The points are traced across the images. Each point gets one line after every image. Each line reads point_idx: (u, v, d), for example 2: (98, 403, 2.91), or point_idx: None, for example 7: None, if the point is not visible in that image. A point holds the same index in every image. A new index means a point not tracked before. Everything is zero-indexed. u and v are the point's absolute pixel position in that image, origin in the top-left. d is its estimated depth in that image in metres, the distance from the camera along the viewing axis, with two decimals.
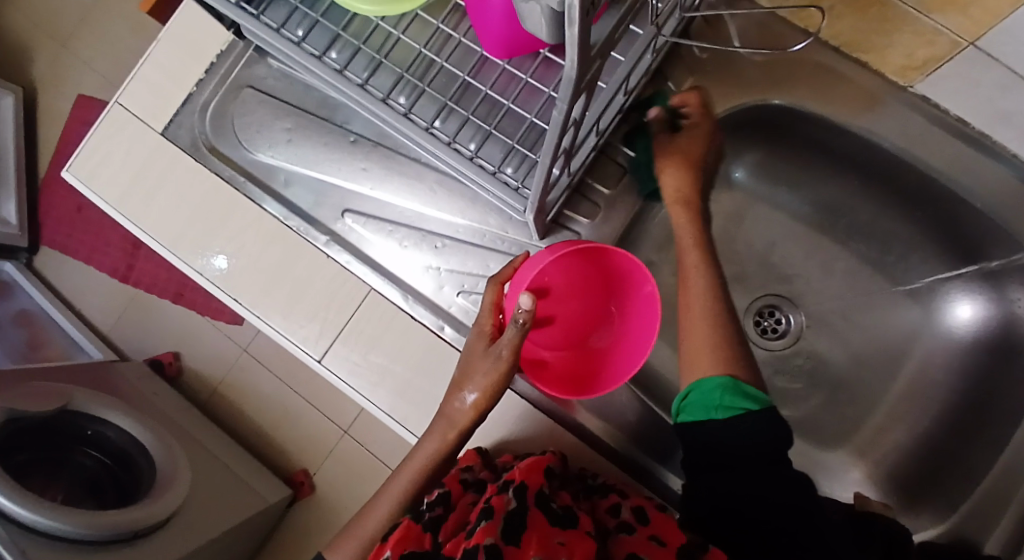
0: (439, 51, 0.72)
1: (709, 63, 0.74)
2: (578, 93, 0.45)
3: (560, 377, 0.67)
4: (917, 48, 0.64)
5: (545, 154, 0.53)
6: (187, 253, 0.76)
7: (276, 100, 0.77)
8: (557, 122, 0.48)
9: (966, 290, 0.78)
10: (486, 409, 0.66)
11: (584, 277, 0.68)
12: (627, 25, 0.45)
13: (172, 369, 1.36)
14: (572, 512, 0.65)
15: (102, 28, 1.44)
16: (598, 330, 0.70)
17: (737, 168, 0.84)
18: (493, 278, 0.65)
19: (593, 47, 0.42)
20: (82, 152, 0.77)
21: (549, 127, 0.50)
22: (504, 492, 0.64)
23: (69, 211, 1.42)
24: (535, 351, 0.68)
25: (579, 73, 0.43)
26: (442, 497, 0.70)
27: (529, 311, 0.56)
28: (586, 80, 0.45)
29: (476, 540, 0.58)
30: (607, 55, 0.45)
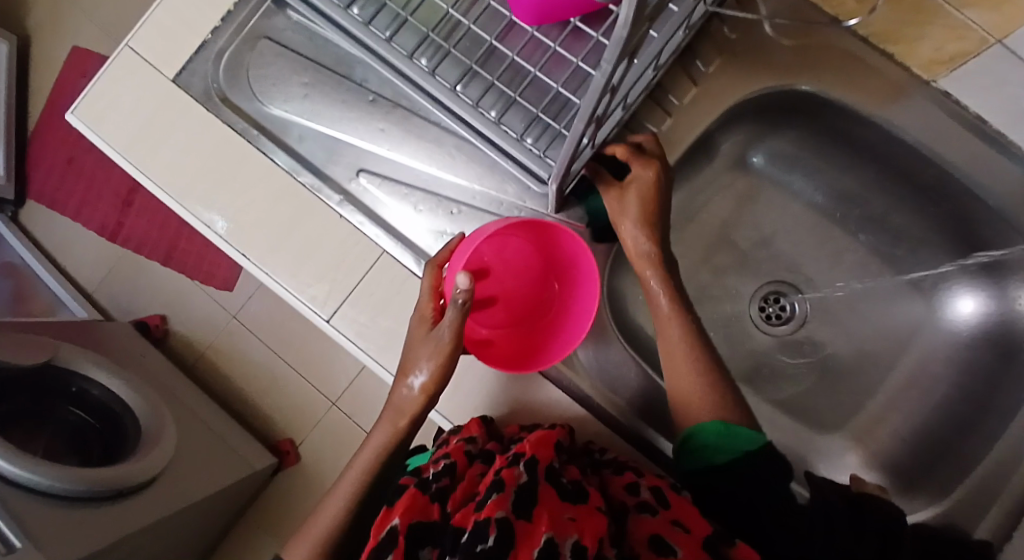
0: (466, 12, 0.71)
1: (738, 43, 0.73)
2: (622, 57, 0.45)
3: (508, 353, 0.69)
4: (947, 40, 0.66)
5: (579, 120, 0.52)
6: (193, 203, 0.74)
7: (295, 54, 0.75)
8: (597, 87, 0.47)
9: (970, 287, 0.79)
10: (436, 394, 0.68)
11: (525, 257, 0.71)
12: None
13: (159, 332, 1.33)
14: (581, 488, 0.64)
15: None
16: (541, 306, 0.72)
17: (756, 153, 0.83)
18: (430, 262, 0.67)
19: (645, 9, 0.42)
20: (89, 94, 0.75)
21: (588, 91, 0.49)
22: (514, 466, 0.62)
23: (58, 164, 1.38)
24: (482, 334, 0.70)
25: (629, 34, 0.42)
26: (450, 467, 0.66)
27: (467, 288, 0.58)
28: (631, 44, 0.44)
29: (486, 512, 0.56)
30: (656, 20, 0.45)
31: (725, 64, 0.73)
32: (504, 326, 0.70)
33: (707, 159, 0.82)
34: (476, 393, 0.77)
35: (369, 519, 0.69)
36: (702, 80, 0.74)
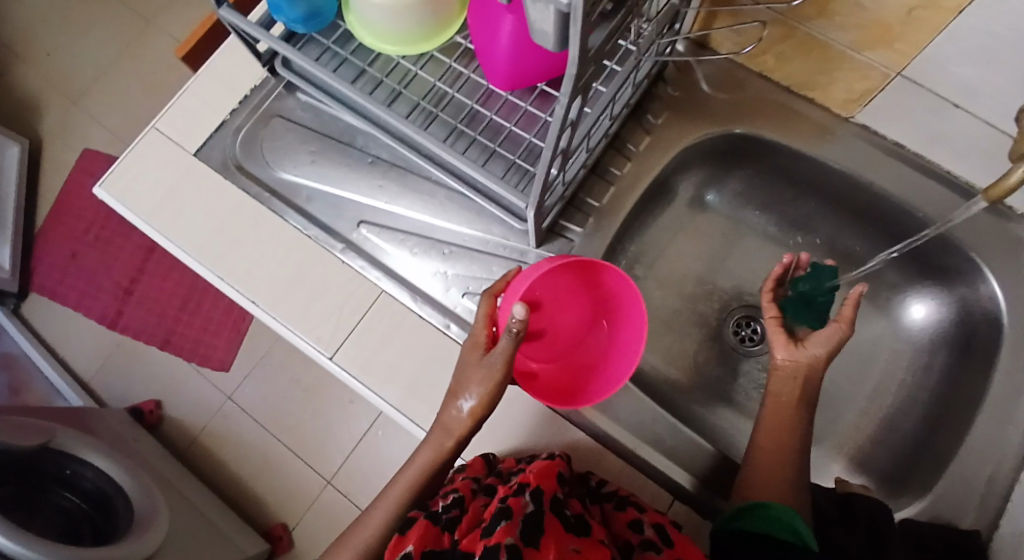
0: (451, 84, 0.83)
1: (681, 99, 0.85)
2: (575, 94, 0.53)
3: (554, 386, 0.71)
4: (856, 81, 0.77)
5: (547, 151, 0.60)
6: (209, 258, 0.81)
7: (303, 128, 0.85)
8: (558, 120, 0.55)
9: (925, 295, 0.88)
10: (483, 417, 0.68)
11: (576, 292, 0.73)
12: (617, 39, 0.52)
13: (154, 417, 1.35)
14: (585, 520, 0.64)
15: (119, 91, 1.61)
16: (585, 342, 0.74)
17: (711, 192, 0.94)
18: (486, 291, 0.68)
19: (589, 52, 0.50)
20: (117, 170, 0.84)
21: (551, 125, 0.57)
22: (520, 495, 0.63)
23: (63, 259, 1.47)
24: (527, 364, 0.72)
25: (578, 71, 0.50)
26: (458, 500, 0.67)
27: (521, 320, 0.58)
28: (583, 80, 0.53)
29: (495, 538, 0.57)
30: (601, 62, 0.52)
31: (673, 116, 0.85)
32: (550, 360, 0.73)
33: (668, 201, 0.92)
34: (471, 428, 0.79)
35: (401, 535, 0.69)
36: (657, 129, 0.85)
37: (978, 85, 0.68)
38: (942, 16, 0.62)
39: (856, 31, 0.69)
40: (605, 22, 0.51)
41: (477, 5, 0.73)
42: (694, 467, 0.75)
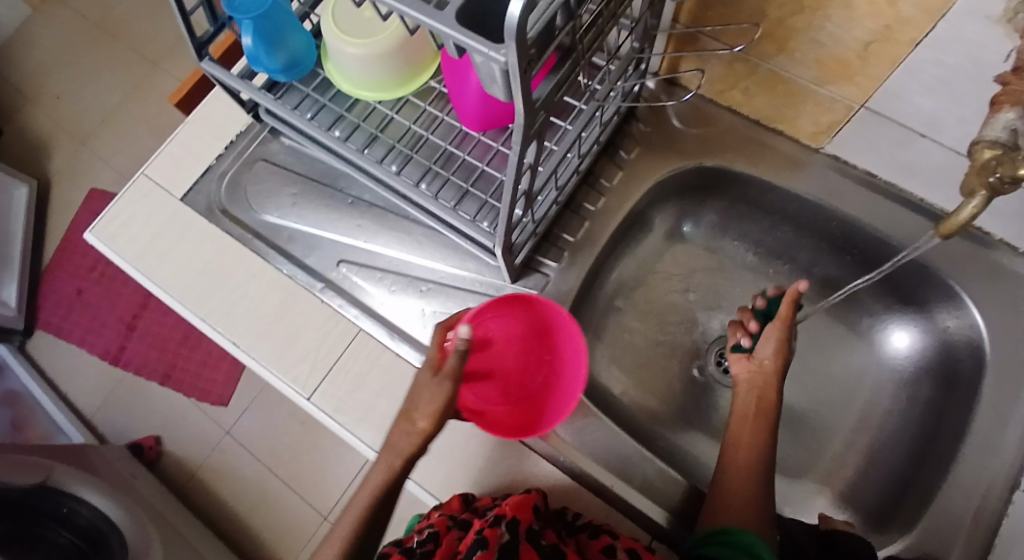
0: (426, 127, 0.85)
1: (652, 135, 0.87)
2: (527, 141, 0.56)
3: (504, 422, 0.71)
4: (820, 115, 0.78)
5: (507, 193, 0.62)
6: (192, 300, 0.83)
7: (286, 171, 0.88)
8: (513, 166, 0.58)
9: (905, 325, 0.87)
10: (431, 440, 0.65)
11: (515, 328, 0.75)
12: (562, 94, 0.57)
13: (152, 453, 1.37)
14: (560, 550, 0.65)
15: (124, 134, 1.68)
16: (526, 379, 0.75)
17: (687, 223, 0.94)
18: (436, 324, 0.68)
19: (536, 102, 0.53)
20: (107, 216, 0.87)
21: (508, 170, 0.59)
22: (496, 525, 0.64)
23: (68, 297, 1.51)
24: (474, 403, 0.71)
25: (527, 120, 0.53)
26: (431, 534, 0.67)
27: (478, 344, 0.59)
28: (533, 128, 0.56)
29: None
30: (549, 112, 0.56)
31: (645, 151, 0.87)
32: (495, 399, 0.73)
33: (644, 232, 0.93)
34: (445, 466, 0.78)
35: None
36: (628, 164, 0.86)
37: (940, 116, 0.68)
38: (900, 49, 0.65)
39: (817, 66, 0.71)
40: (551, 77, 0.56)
41: (446, 58, 0.77)
42: (672, 503, 0.74)
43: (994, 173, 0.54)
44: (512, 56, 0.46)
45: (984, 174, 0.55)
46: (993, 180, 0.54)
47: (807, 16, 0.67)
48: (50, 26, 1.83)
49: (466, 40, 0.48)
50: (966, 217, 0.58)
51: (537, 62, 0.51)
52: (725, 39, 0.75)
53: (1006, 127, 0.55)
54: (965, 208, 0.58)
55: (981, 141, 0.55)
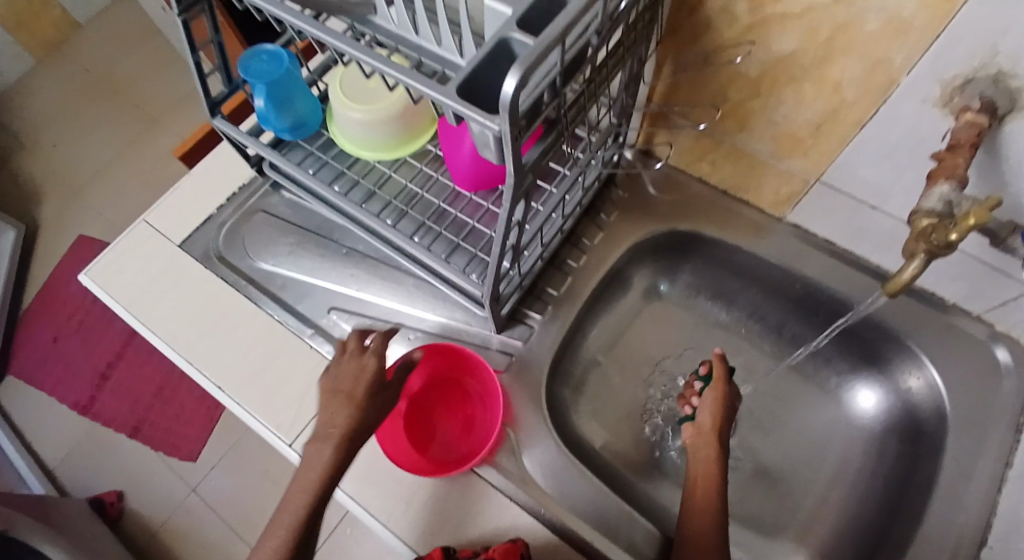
0: (422, 185, 0.90)
1: (629, 200, 0.94)
2: (517, 200, 0.62)
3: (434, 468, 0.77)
4: (781, 185, 0.86)
5: (497, 245, 0.67)
6: (181, 345, 0.84)
7: (285, 222, 0.92)
8: (503, 221, 0.63)
9: (870, 384, 0.91)
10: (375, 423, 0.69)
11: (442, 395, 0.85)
12: (550, 158, 0.63)
13: (114, 510, 1.32)
14: None
15: (119, 189, 1.73)
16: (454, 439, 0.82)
17: (663, 282, 0.99)
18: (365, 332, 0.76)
19: (524, 165, 0.60)
20: (103, 260, 0.89)
21: (498, 226, 0.65)
22: None
23: (43, 344, 1.49)
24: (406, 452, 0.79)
25: (517, 181, 0.59)
26: None
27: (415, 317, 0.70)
28: (522, 188, 0.61)
29: None
30: (538, 173, 0.62)
31: (624, 214, 0.93)
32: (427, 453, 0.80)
33: (623, 289, 0.97)
34: (427, 517, 0.76)
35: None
36: (608, 226, 0.92)
37: (888, 187, 0.76)
38: (846, 128, 0.73)
39: (773, 142, 0.80)
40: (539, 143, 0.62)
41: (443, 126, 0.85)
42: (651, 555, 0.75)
43: (932, 237, 0.61)
44: (505, 126, 0.52)
45: (923, 237, 0.61)
46: (932, 243, 0.61)
47: (763, 100, 0.76)
48: (61, 92, 1.94)
49: (465, 110, 0.55)
50: (908, 278, 0.64)
51: (526, 132, 0.57)
52: (691, 117, 0.84)
53: (941, 200, 0.62)
54: (907, 269, 0.64)
55: (919, 212, 0.64)
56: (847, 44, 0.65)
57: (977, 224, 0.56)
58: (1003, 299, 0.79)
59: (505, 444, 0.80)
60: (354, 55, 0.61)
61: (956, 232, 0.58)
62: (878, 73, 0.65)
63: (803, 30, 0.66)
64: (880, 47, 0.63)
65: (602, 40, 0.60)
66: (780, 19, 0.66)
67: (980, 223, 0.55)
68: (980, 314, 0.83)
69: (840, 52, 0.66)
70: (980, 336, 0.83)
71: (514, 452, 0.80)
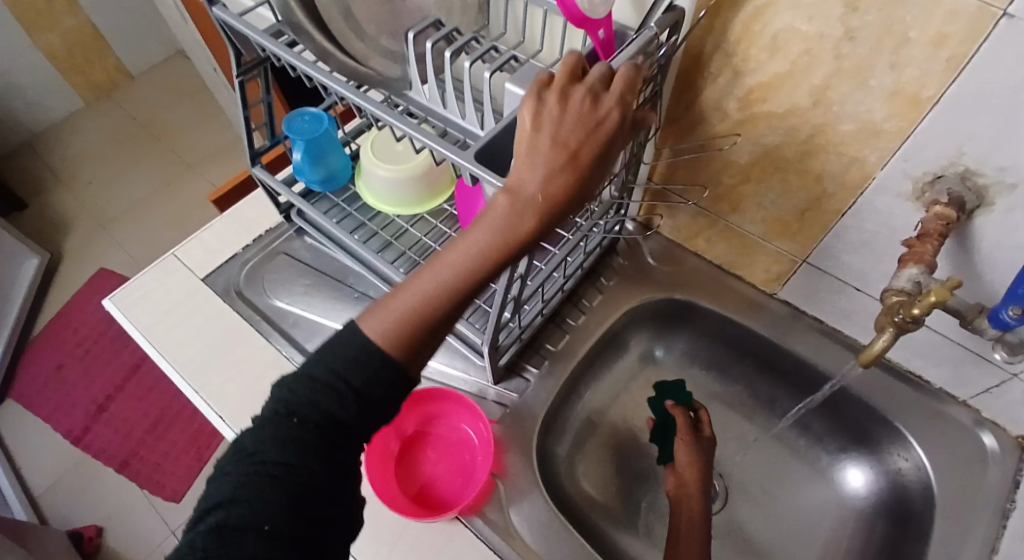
0: (436, 239, 0.94)
1: (628, 268, 0.99)
2: None
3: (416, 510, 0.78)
4: (771, 264, 0.91)
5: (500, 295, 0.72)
6: (191, 373, 0.87)
7: (304, 265, 0.97)
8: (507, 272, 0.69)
9: (859, 463, 0.92)
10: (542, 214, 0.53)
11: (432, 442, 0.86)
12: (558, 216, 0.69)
13: (91, 545, 1.30)
14: None
15: (144, 227, 1.81)
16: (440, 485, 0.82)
17: (658, 348, 1.03)
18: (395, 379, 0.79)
19: None
20: (129, 287, 0.94)
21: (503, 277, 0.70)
22: None
23: (48, 370, 1.52)
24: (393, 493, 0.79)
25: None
26: None
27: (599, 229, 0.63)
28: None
29: None
30: None
31: (622, 281, 0.98)
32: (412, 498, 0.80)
33: (620, 352, 1.00)
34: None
35: (390, 396, 0.53)
36: (607, 290, 0.97)
37: (869, 274, 0.81)
38: (828, 217, 0.79)
39: (762, 224, 0.86)
40: None
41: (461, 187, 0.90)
42: None
43: (899, 313, 0.66)
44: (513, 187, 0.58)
45: (890, 313, 0.67)
46: (898, 319, 0.66)
47: (752, 187, 0.83)
48: (106, 135, 2.08)
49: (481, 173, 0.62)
50: (879, 349, 0.68)
51: None
52: (688, 195, 0.91)
53: (910, 280, 0.67)
54: (877, 342, 0.69)
55: (890, 290, 0.68)
56: (825, 144, 0.73)
57: (939, 301, 0.62)
58: (987, 385, 0.82)
59: (494, 498, 0.81)
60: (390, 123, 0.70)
61: (919, 308, 0.64)
62: (855, 169, 0.73)
63: (788, 127, 0.74)
64: (855, 146, 0.71)
65: None
66: (768, 116, 0.74)
67: (940, 300, 0.62)
68: (966, 399, 0.86)
69: (820, 149, 0.73)
70: (965, 421, 0.86)
71: (502, 505, 0.81)
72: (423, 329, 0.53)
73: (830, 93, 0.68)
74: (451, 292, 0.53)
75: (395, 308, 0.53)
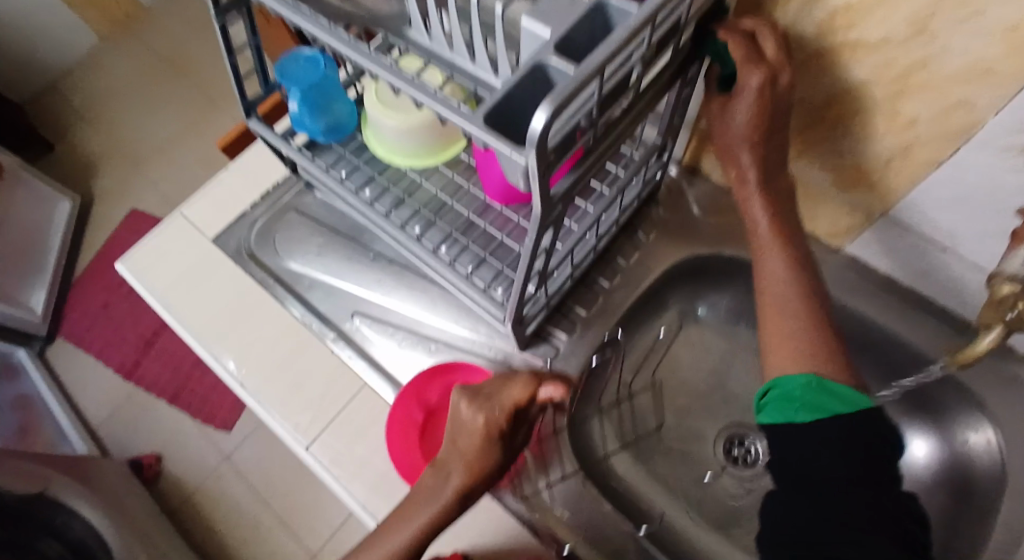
0: (452, 194, 0.87)
1: (672, 219, 0.88)
2: (544, 229, 0.57)
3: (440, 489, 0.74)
4: (839, 216, 0.79)
5: (521, 276, 0.64)
6: (210, 340, 0.85)
7: (315, 221, 0.91)
8: (527, 250, 0.59)
9: (919, 429, 0.83)
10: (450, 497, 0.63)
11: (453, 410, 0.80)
12: (586, 181, 0.58)
13: (152, 471, 1.39)
14: None
15: (175, 167, 1.83)
16: None
17: (700, 307, 0.94)
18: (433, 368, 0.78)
19: (555, 195, 0.54)
20: (139, 248, 0.90)
21: (524, 253, 0.61)
22: None
23: (93, 308, 1.60)
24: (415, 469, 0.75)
25: (544, 214, 0.55)
26: None
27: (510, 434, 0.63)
28: (550, 219, 0.57)
29: None
30: (568, 202, 0.57)
31: (662, 235, 0.88)
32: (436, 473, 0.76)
33: (658, 312, 0.92)
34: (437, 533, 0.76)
35: None
36: (646, 246, 0.87)
37: (960, 233, 0.69)
38: (916, 167, 0.66)
39: (836, 171, 0.73)
40: (572, 170, 0.56)
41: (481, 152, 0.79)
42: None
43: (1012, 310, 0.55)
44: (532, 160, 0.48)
45: (999, 310, 0.56)
46: (1009, 316, 0.56)
47: (825, 129, 0.69)
48: (126, 64, 2.02)
49: (493, 143, 0.50)
50: (982, 349, 0.61)
51: (557, 164, 0.52)
52: None
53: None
54: (982, 340, 0.61)
55: (1000, 276, 0.55)
56: (923, 82, 0.58)
57: None
58: None
59: (523, 470, 0.78)
60: (385, 76, 0.57)
61: None
62: (955, 115, 0.58)
63: (873, 63, 0.60)
64: (957, 88, 0.56)
65: (643, 67, 0.56)
66: (853, 47, 0.60)
67: None
68: None
69: (916, 87, 0.59)
70: None
71: (530, 477, 0.78)
72: None
73: (933, 20, 0.53)
74: None
75: None
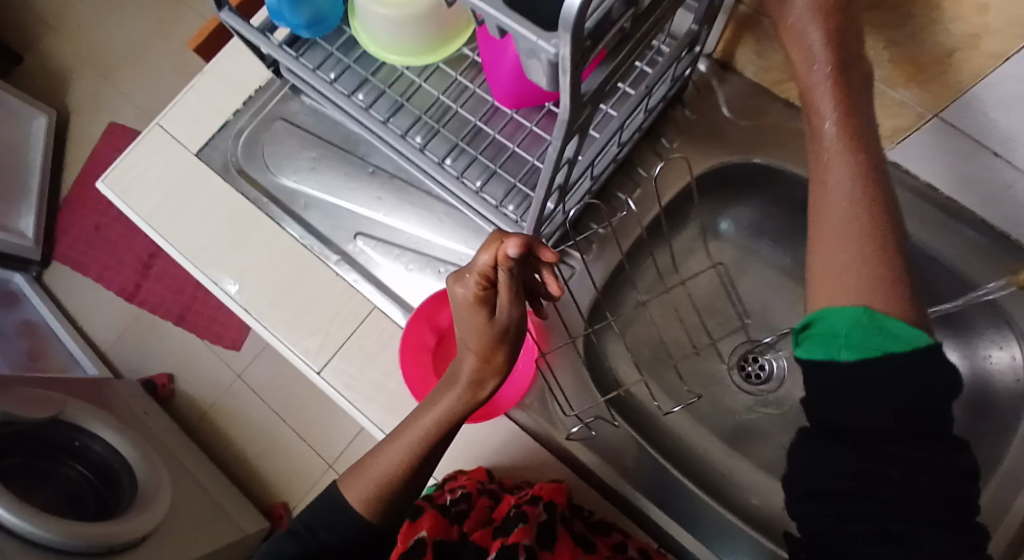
0: (455, 98, 0.79)
1: (698, 123, 0.81)
2: (570, 136, 0.50)
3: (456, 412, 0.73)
4: (885, 117, 0.72)
5: (541, 189, 0.58)
6: (206, 263, 0.81)
7: (305, 132, 0.84)
8: (549, 161, 0.53)
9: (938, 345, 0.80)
10: (467, 383, 0.59)
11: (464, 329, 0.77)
12: (616, 82, 0.50)
13: (165, 390, 1.41)
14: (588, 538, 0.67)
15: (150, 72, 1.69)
16: None
17: (723, 220, 0.89)
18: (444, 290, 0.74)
19: (584, 95, 0.47)
20: (121, 167, 0.85)
21: (546, 164, 0.54)
22: (534, 503, 0.65)
23: (87, 231, 1.56)
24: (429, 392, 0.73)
25: (570, 117, 0.48)
26: (465, 493, 0.69)
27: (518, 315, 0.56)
28: (576, 124, 0.50)
29: (513, 538, 0.61)
30: (597, 104, 0.50)
31: (686, 143, 0.81)
32: None
33: (679, 226, 0.87)
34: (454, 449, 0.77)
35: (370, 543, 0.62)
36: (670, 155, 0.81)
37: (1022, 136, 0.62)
38: (983, 60, 0.58)
39: (888, 65, 0.65)
40: (602, 66, 0.49)
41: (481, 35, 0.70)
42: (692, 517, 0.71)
43: None
44: (564, 49, 0.40)
45: None
46: None
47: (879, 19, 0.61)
48: None
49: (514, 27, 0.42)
50: None
51: (590, 57, 0.44)
52: None
53: None
54: None
55: None
56: None
57: None
58: None
59: (535, 383, 0.76)
60: None
61: None
62: None
63: None
64: None
65: None
66: None
67: None
68: None
69: None
70: None
71: (543, 395, 0.76)
72: (393, 496, 0.60)
73: None
74: (408, 467, 0.60)
75: (363, 479, 0.61)
